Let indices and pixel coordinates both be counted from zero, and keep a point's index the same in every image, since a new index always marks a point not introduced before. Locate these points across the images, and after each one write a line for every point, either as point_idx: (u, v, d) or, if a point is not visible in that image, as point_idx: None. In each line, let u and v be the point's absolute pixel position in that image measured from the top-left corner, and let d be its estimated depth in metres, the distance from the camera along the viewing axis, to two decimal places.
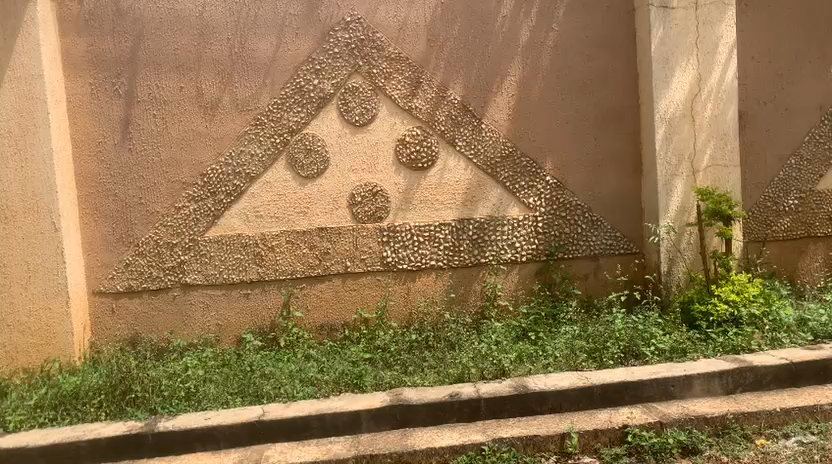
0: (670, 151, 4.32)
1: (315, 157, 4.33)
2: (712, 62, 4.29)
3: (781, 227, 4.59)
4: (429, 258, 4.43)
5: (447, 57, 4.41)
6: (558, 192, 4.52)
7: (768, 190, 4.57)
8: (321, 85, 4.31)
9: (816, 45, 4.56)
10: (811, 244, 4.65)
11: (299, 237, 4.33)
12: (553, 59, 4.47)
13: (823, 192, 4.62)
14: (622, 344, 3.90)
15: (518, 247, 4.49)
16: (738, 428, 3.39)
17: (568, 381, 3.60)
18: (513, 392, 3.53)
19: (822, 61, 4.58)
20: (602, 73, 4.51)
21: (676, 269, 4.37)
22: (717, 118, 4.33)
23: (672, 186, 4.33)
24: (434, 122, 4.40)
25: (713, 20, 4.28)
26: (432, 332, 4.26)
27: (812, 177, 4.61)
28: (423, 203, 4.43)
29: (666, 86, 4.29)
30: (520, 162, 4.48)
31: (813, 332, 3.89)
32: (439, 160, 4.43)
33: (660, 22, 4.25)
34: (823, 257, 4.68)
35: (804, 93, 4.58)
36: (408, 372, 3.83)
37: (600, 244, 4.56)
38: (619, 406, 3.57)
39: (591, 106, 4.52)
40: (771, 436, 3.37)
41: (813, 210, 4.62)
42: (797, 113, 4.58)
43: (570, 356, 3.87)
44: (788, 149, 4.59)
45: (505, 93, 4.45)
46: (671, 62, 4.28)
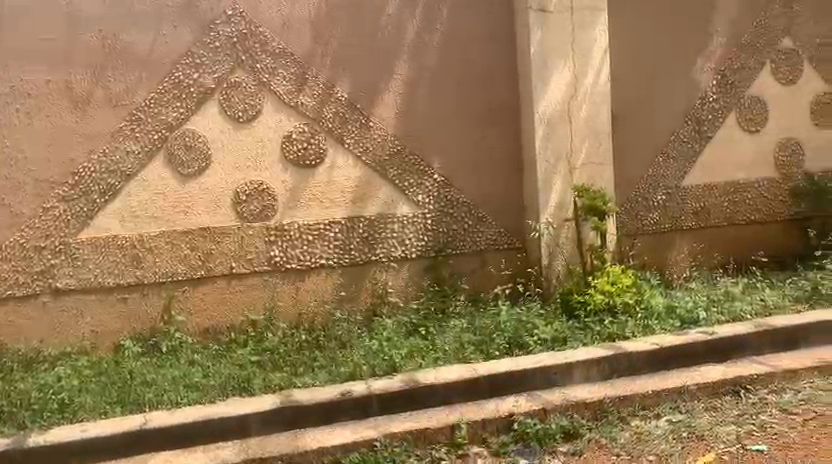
0: (550, 150, 4.50)
1: (196, 154, 4.18)
2: (586, 65, 4.52)
3: (651, 220, 4.89)
4: (319, 257, 4.40)
5: (332, 55, 4.38)
6: (446, 190, 4.62)
7: (639, 186, 4.87)
8: (202, 80, 4.16)
9: (680, 49, 4.90)
10: (678, 236, 4.98)
11: (180, 237, 4.17)
12: (438, 59, 4.55)
13: (687, 189, 4.97)
14: (507, 336, 4.05)
15: (408, 244, 4.55)
16: (615, 411, 3.61)
17: (456, 373, 3.69)
18: (404, 387, 3.58)
19: (686, 65, 4.91)
20: (485, 72, 4.64)
21: (557, 262, 4.56)
22: (592, 118, 4.57)
23: (552, 184, 4.52)
24: (321, 119, 4.37)
25: (587, 25, 4.50)
26: (323, 332, 4.24)
27: (677, 174, 4.95)
28: (311, 201, 4.39)
29: (545, 87, 4.47)
30: (408, 159, 4.54)
31: (681, 319, 4.20)
32: (328, 157, 4.40)
33: (539, 25, 4.42)
34: (689, 249, 5.02)
35: (671, 95, 4.90)
36: (299, 373, 3.78)
37: (486, 240, 4.69)
38: (506, 395, 3.70)
39: (479, 105, 4.64)
40: (644, 417, 3.62)
41: (679, 205, 4.96)
42: (663, 114, 4.90)
43: (460, 349, 3.96)
44: (657, 147, 4.90)
45: (392, 91, 4.49)
46: (549, 64, 4.46)
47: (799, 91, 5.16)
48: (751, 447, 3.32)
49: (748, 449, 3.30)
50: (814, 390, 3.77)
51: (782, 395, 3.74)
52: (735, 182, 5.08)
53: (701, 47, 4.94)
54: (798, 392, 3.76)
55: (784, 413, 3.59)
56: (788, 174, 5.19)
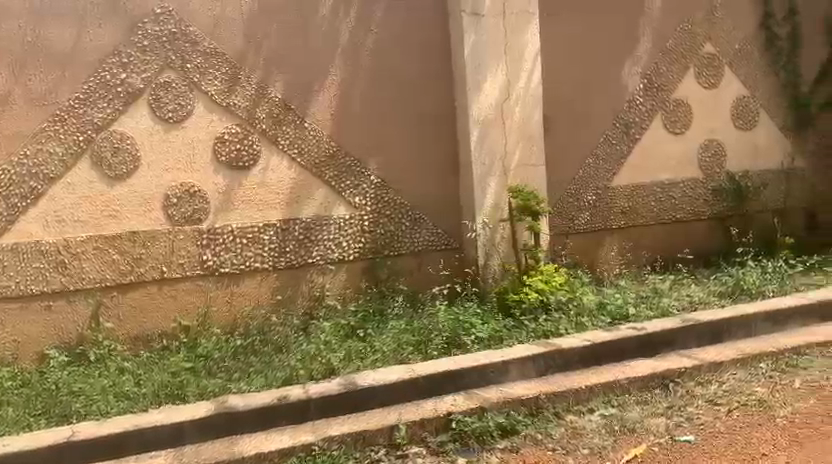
0: (484, 151, 4.56)
1: (124, 156, 4.06)
2: (519, 68, 4.60)
3: (582, 220, 5.02)
4: (254, 261, 4.34)
5: (265, 55, 4.32)
6: (383, 191, 4.63)
7: (570, 187, 4.99)
8: (129, 79, 4.05)
9: (608, 54, 5.04)
10: (608, 235, 5.12)
11: (108, 242, 4.04)
12: (372, 60, 4.56)
13: (616, 189, 5.12)
14: (444, 336, 4.08)
15: (345, 246, 4.54)
16: (550, 407, 3.69)
17: (395, 374, 3.69)
18: (342, 390, 3.56)
19: (614, 69, 5.06)
20: (420, 75, 4.67)
21: (492, 262, 4.63)
22: (525, 121, 4.65)
23: (487, 185, 4.59)
24: (254, 120, 4.31)
25: (520, 29, 4.58)
26: (258, 336, 4.17)
27: (607, 175, 5.09)
28: (245, 204, 4.32)
29: (479, 90, 4.53)
30: (344, 161, 4.53)
31: (612, 315, 4.33)
32: (261, 159, 4.35)
33: (472, 29, 4.49)
34: (618, 247, 5.17)
35: (600, 98, 5.04)
36: (234, 379, 3.71)
37: (424, 241, 4.72)
38: (444, 394, 3.73)
39: (415, 107, 4.67)
40: (579, 412, 3.70)
41: (608, 204, 5.10)
42: (593, 116, 5.03)
43: (398, 350, 3.97)
44: (587, 149, 5.03)
45: (327, 93, 4.47)
46: (483, 67, 4.52)
47: (719, 94, 5.39)
48: (679, 437, 3.44)
49: (676, 440, 3.43)
50: (737, 381, 3.93)
51: (708, 387, 3.89)
52: (661, 182, 5.27)
53: (627, 52, 5.10)
54: (722, 383, 3.92)
55: (709, 404, 3.74)
56: (711, 175, 5.40)
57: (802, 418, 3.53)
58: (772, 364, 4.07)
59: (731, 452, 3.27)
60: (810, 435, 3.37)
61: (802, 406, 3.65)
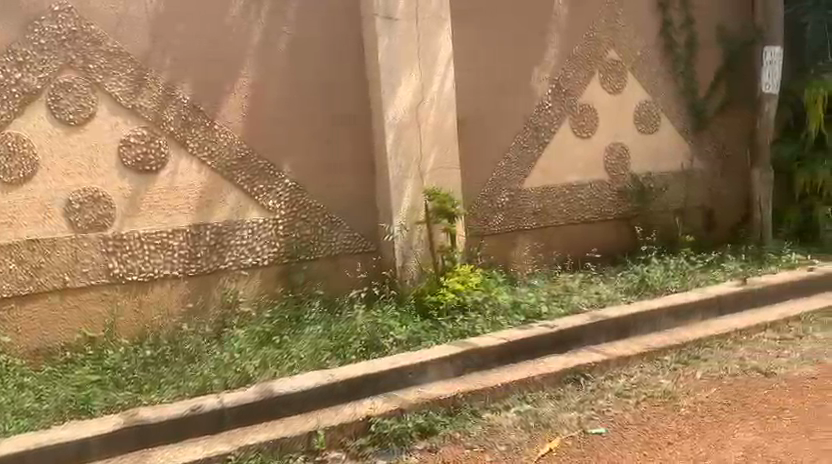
0: (400, 154, 4.61)
1: (20, 160, 3.85)
2: (433, 72, 4.70)
3: (496, 222, 5.13)
4: (163, 268, 4.20)
5: (173, 56, 4.20)
6: (298, 194, 4.59)
7: (485, 189, 5.09)
8: (25, 80, 3.85)
9: (518, 59, 5.17)
10: (520, 236, 5.24)
11: (3, 251, 3.83)
12: (283, 62, 4.50)
13: (528, 191, 5.26)
14: (363, 340, 4.08)
15: (258, 251, 4.47)
16: (468, 406, 3.75)
17: (313, 380, 3.66)
18: (259, 398, 3.49)
19: (523, 74, 5.20)
20: (331, 77, 4.64)
21: (409, 265, 4.69)
22: (440, 124, 4.76)
23: (403, 187, 4.64)
24: (161, 123, 4.18)
25: (432, 34, 4.67)
26: (169, 345, 4.03)
27: (519, 177, 5.22)
28: (153, 209, 4.17)
29: (394, 93, 4.58)
30: (257, 163, 4.45)
31: (526, 313, 4.44)
32: (169, 162, 4.22)
33: (386, 32, 4.53)
34: (531, 248, 5.30)
35: (511, 102, 5.17)
36: (144, 391, 3.58)
37: (340, 244, 4.70)
38: (363, 398, 3.72)
39: (329, 108, 4.64)
40: (496, 409, 3.77)
41: (521, 206, 5.23)
42: (505, 120, 5.15)
43: (315, 355, 3.94)
44: (500, 152, 5.14)
45: (238, 94, 4.38)
46: (397, 71, 4.58)
47: (623, 99, 5.61)
48: (591, 430, 3.57)
49: (588, 433, 3.55)
50: (643, 374, 4.11)
51: (617, 380, 4.05)
52: (570, 184, 5.44)
53: (536, 57, 5.24)
54: (630, 376, 4.09)
55: (619, 396, 3.89)
56: (616, 176, 5.62)
57: (704, 407, 3.73)
58: (675, 357, 4.27)
59: (640, 442, 3.42)
60: (711, 423, 3.56)
61: (703, 396, 3.85)
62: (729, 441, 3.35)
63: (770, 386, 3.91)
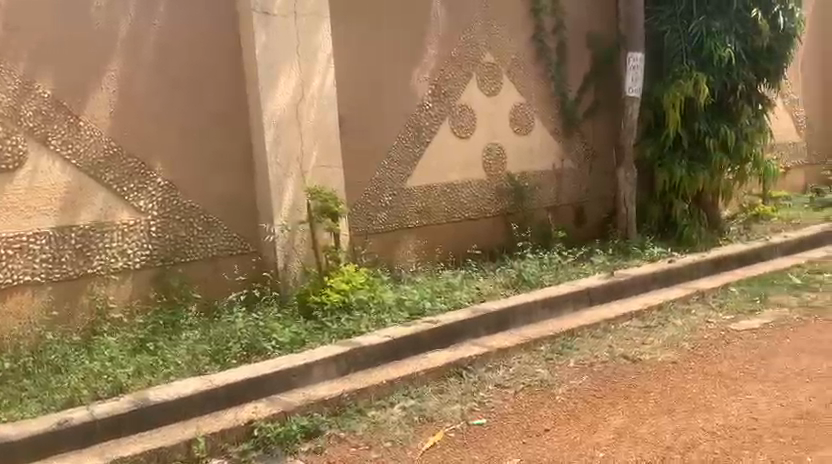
0: (280, 152, 4.58)
1: None
2: (312, 69, 4.71)
3: (380, 220, 5.19)
4: (23, 274, 3.92)
5: (30, 47, 3.92)
6: (171, 194, 4.41)
7: (368, 188, 5.14)
8: None
9: (397, 58, 5.22)
10: (404, 235, 5.33)
11: None
12: (155, 57, 4.32)
13: (410, 190, 5.34)
14: (243, 343, 3.98)
15: (130, 254, 4.26)
16: (353, 405, 3.75)
17: (192, 386, 3.54)
18: (133, 408, 3.34)
19: (403, 74, 5.26)
20: (206, 73, 4.49)
21: (292, 265, 4.66)
22: (320, 122, 4.76)
23: (284, 186, 4.61)
24: (18, 118, 3.89)
25: (310, 31, 4.69)
26: (31, 357, 3.77)
27: (401, 177, 5.29)
28: (10, 211, 3.87)
29: (273, 89, 4.55)
30: (127, 162, 4.24)
31: (409, 310, 4.52)
32: (28, 161, 3.93)
33: (263, 28, 4.49)
34: (414, 246, 5.39)
35: (391, 102, 5.22)
36: (4, 406, 3.33)
37: (218, 245, 4.58)
38: (244, 402, 3.64)
39: (204, 105, 4.49)
40: (380, 406, 3.79)
41: (404, 204, 5.31)
42: (385, 119, 5.20)
43: (194, 361, 3.81)
44: (382, 152, 5.20)
45: (106, 89, 4.15)
46: (275, 68, 4.55)
47: (499, 100, 5.79)
48: (473, 421, 3.66)
49: (471, 424, 3.64)
50: (521, 364, 4.27)
51: (497, 372, 4.18)
52: (451, 183, 5.57)
53: (414, 58, 5.31)
54: (509, 367, 4.24)
55: (498, 387, 4.02)
56: (494, 175, 5.80)
57: (577, 394, 3.92)
58: (551, 347, 4.47)
59: (519, 431, 3.55)
60: (584, 408, 3.75)
61: (576, 383, 4.05)
62: (600, 425, 3.55)
63: (637, 372, 4.16)
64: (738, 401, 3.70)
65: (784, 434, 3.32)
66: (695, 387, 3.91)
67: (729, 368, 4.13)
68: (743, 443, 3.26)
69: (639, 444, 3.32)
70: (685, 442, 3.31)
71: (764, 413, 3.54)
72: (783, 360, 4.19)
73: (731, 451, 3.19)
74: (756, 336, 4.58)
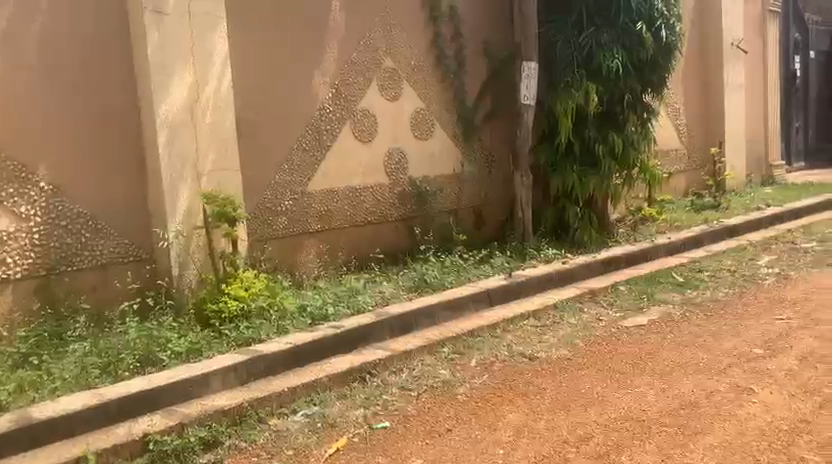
0: (174, 156, 4.46)
1: None
2: (208, 71, 4.63)
3: (279, 225, 5.15)
4: None
5: None
6: (55, 199, 4.17)
7: (267, 192, 5.09)
8: None
9: (296, 62, 5.18)
10: (305, 239, 5.31)
11: None
12: (36, 54, 4.08)
13: (311, 194, 5.32)
14: (136, 354, 3.81)
15: (10, 263, 4.01)
16: (254, 413, 3.67)
17: (81, 401, 3.37)
18: (15, 426, 3.15)
19: (302, 78, 5.21)
20: (93, 72, 4.28)
21: (187, 272, 4.53)
22: (216, 124, 4.69)
23: (178, 190, 4.48)
24: None
25: (205, 32, 4.61)
26: None
27: (302, 180, 5.26)
28: None
29: (166, 90, 4.41)
30: (6, 165, 3.98)
31: (311, 316, 4.48)
32: None
33: (156, 27, 4.36)
34: (316, 251, 5.38)
35: (291, 105, 5.17)
36: None
37: (108, 253, 4.38)
38: (138, 416, 3.50)
39: (91, 105, 4.28)
40: (282, 415, 3.73)
41: (304, 209, 5.29)
42: (284, 122, 5.14)
43: (82, 374, 3.62)
44: (281, 155, 5.15)
45: None
46: (169, 68, 4.42)
47: (399, 105, 5.84)
48: (376, 425, 3.65)
49: (374, 428, 3.63)
50: (424, 366, 4.32)
51: (400, 374, 4.21)
52: (353, 187, 5.57)
53: (313, 61, 5.27)
54: (412, 369, 4.27)
55: (401, 390, 4.04)
56: (395, 180, 5.85)
57: (478, 392, 4.01)
58: (452, 348, 4.55)
59: (422, 431, 3.58)
60: (484, 406, 3.84)
61: (477, 382, 4.13)
62: (500, 423, 3.63)
63: (534, 369, 4.30)
64: (628, 394, 3.89)
65: (669, 423, 3.52)
66: (589, 382, 4.08)
67: (620, 363, 4.33)
68: (633, 434, 3.43)
69: (537, 439, 3.44)
70: (580, 435, 3.45)
71: (652, 405, 3.74)
72: (668, 354, 4.44)
73: (622, 442, 3.35)
74: (643, 331, 4.83)
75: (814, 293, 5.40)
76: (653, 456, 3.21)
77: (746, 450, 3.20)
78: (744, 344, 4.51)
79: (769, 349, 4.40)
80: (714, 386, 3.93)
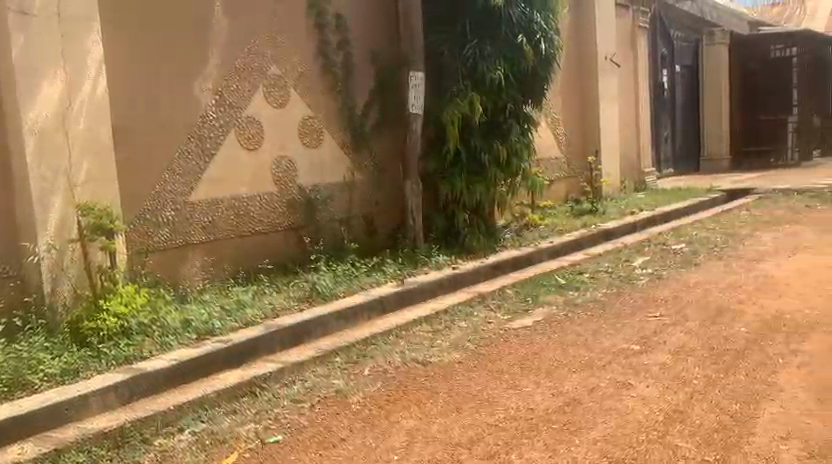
0: (44, 165, 4.20)
1: None
2: (80, 76, 4.38)
3: (160, 237, 4.96)
4: None
5: None
6: None
7: (148, 203, 4.88)
8: None
9: (177, 68, 5.00)
10: (189, 251, 5.14)
11: None
12: None
13: (194, 204, 5.16)
14: (3, 378, 3.55)
15: None
16: (137, 434, 3.50)
17: None
18: None
19: (183, 84, 5.04)
20: None
21: (60, 289, 4.26)
22: (91, 132, 4.45)
23: (49, 201, 4.22)
24: None
25: (78, 35, 4.37)
26: None
27: (184, 190, 5.09)
28: None
29: (34, 96, 4.14)
30: None
31: (197, 331, 4.34)
32: None
33: (21, 28, 4.08)
34: (200, 262, 5.23)
35: (172, 113, 4.98)
36: None
37: None
38: (8, 444, 3.28)
39: None
40: (168, 434, 3.57)
41: (188, 220, 5.12)
42: (165, 129, 4.95)
43: None
44: (162, 163, 4.95)
45: None
46: (37, 73, 4.15)
47: (285, 113, 5.75)
48: (268, 439, 3.54)
49: (266, 443, 3.52)
50: (316, 377, 4.27)
51: (291, 387, 4.13)
52: (239, 196, 5.45)
53: (196, 66, 5.12)
54: (304, 381, 4.20)
55: (293, 402, 3.95)
56: (283, 188, 5.77)
57: (372, 400, 4.00)
58: (345, 357, 4.52)
59: (315, 442, 3.53)
60: (378, 413, 3.84)
61: (370, 390, 4.13)
62: (393, 429, 3.65)
63: (428, 374, 4.35)
64: (516, 394, 4.01)
65: (556, 420, 3.66)
66: (480, 383, 4.18)
67: (509, 364, 4.46)
68: (522, 432, 3.54)
69: (431, 443, 3.48)
70: (471, 436, 3.53)
71: (539, 403, 3.87)
72: (553, 353, 4.61)
73: (512, 441, 3.45)
74: (531, 333, 5.00)
75: (683, 291, 5.77)
76: (541, 453, 3.32)
77: (626, 442, 3.38)
78: (622, 341, 4.76)
79: (645, 345, 4.67)
80: (596, 382, 4.12)
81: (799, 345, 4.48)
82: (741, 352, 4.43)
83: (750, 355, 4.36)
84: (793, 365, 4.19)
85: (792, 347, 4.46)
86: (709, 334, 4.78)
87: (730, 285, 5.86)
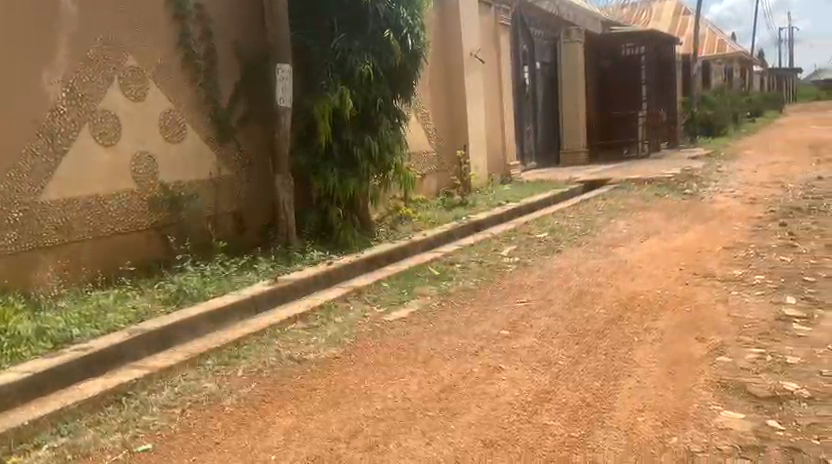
0: None
1: None
2: None
3: (8, 240, 4.60)
4: None
5: None
6: None
7: None
8: None
9: (21, 59, 4.63)
10: (41, 255, 4.81)
11: None
12: None
13: (46, 204, 4.82)
14: None
15: None
16: None
17: None
18: None
19: (28, 77, 4.68)
20: None
21: None
22: None
23: None
24: None
25: None
26: None
27: (34, 189, 4.74)
28: None
29: None
30: None
31: (53, 340, 4.07)
32: None
33: None
34: (54, 266, 4.90)
35: (16, 107, 4.61)
36: None
37: None
38: None
39: None
40: (23, 452, 3.32)
41: (38, 221, 4.77)
42: (9, 125, 4.58)
43: None
44: (8, 161, 4.58)
45: None
46: None
47: (144, 107, 5.48)
48: (137, 448, 3.37)
49: (134, 452, 3.34)
50: (187, 381, 4.09)
51: (160, 392, 3.93)
52: (96, 195, 5.15)
53: (43, 58, 4.77)
54: (174, 386, 4.02)
55: (163, 408, 3.78)
56: (143, 186, 5.50)
57: (247, 401, 3.90)
58: (217, 359, 4.38)
59: (187, 448, 3.39)
60: (254, 413, 3.75)
61: (244, 391, 4.02)
62: (270, 429, 3.58)
63: (304, 371, 4.30)
64: (393, 385, 4.05)
65: (432, 408, 3.72)
66: (357, 377, 4.18)
67: (384, 356, 4.50)
68: (400, 422, 3.58)
69: (309, 440, 3.44)
70: (350, 430, 3.53)
71: (416, 392, 3.93)
72: (427, 343, 4.69)
73: (390, 431, 3.49)
74: (405, 324, 5.06)
75: (547, 277, 6.05)
76: (418, 440, 3.38)
77: (498, 423, 3.50)
78: (493, 327, 4.93)
79: (514, 330, 4.85)
80: (469, 368, 4.24)
81: (653, 323, 4.81)
82: (601, 332, 4.70)
83: (610, 335, 4.64)
84: (647, 342, 4.49)
85: (647, 326, 4.78)
86: (572, 317, 5.04)
87: (589, 270, 6.20)
